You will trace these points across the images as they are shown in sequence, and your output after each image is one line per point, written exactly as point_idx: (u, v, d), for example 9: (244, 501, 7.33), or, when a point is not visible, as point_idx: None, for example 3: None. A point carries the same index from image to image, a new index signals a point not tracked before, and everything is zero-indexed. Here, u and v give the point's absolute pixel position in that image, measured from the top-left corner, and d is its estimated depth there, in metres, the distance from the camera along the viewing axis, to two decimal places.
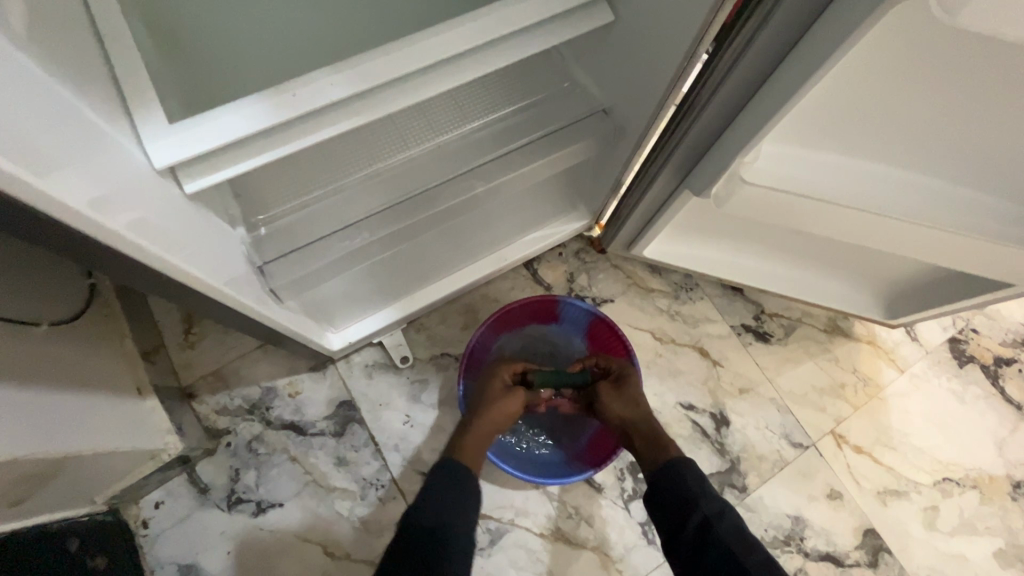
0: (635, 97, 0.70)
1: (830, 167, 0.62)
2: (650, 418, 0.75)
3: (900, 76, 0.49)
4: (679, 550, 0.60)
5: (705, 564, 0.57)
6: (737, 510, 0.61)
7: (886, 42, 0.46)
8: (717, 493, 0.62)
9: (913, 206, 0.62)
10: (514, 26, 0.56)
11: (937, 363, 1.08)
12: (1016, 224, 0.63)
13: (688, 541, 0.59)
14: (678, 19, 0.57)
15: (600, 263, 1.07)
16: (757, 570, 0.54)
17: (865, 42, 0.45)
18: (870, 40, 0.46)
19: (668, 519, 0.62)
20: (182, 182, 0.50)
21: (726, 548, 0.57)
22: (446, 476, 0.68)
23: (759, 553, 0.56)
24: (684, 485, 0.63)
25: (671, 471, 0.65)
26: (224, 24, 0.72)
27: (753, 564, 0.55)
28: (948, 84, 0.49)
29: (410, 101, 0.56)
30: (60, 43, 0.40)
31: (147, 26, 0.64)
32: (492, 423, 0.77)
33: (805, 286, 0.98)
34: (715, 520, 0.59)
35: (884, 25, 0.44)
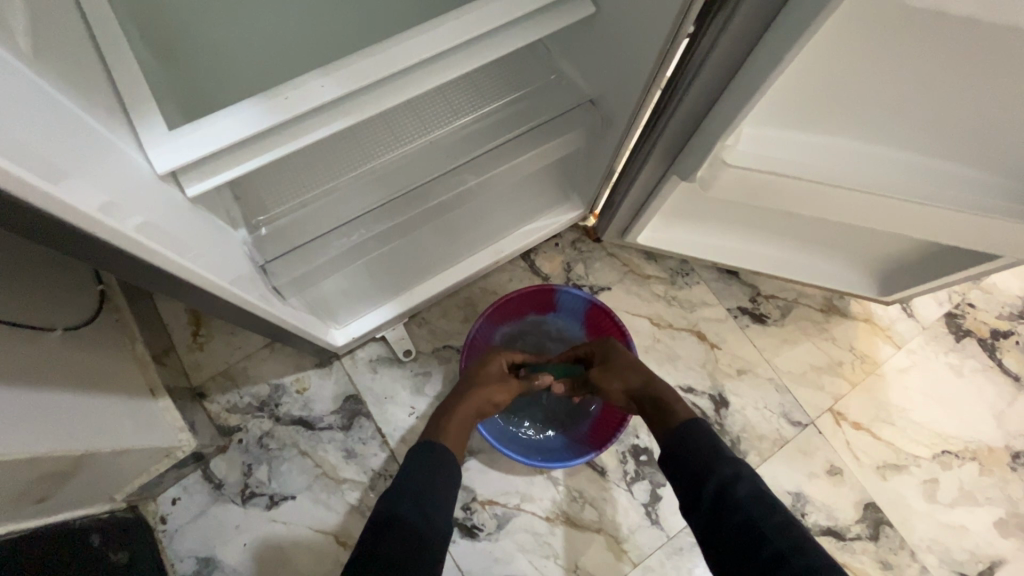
0: (620, 86, 0.71)
1: (812, 147, 0.64)
2: (653, 384, 0.76)
3: (874, 53, 0.51)
4: (697, 515, 0.61)
5: (725, 527, 0.57)
6: (754, 474, 0.60)
7: (854, 23, 0.47)
8: (735, 457, 0.62)
9: (895, 183, 0.63)
10: (496, 22, 0.58)
11: (934, 338, 1.09)
12: (995, 196, 0.64)
13: (706, 507, 0.60)
14: (655, 9, 0.59)
15: (596, 253, 1.09)
16: (775, 534, 0.54)
17: (832, 22, 0.47)
18: (838, 21, 0.47)
19: (685, 485, 0.63)
20: (184, 186, 0.52)
21: (743, 512, 0.57)
22: (435, 463, 0.69)
23: (778, 515, 0.56)
24: (700, 451, 0.63)
25: (684, 437, 0.66)
26: (216, 32, 0.74)
27: (771, 528, 0.55)
28: (918, 60, 0.50)
29: (397, 100, 0.58)
30: (63, 59, 0.42)
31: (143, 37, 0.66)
32: (476, 403, 0.79)
33: (799, 267, 0.99)
34: (732, 484, 0.59)
35: (848, 7, 0.45)
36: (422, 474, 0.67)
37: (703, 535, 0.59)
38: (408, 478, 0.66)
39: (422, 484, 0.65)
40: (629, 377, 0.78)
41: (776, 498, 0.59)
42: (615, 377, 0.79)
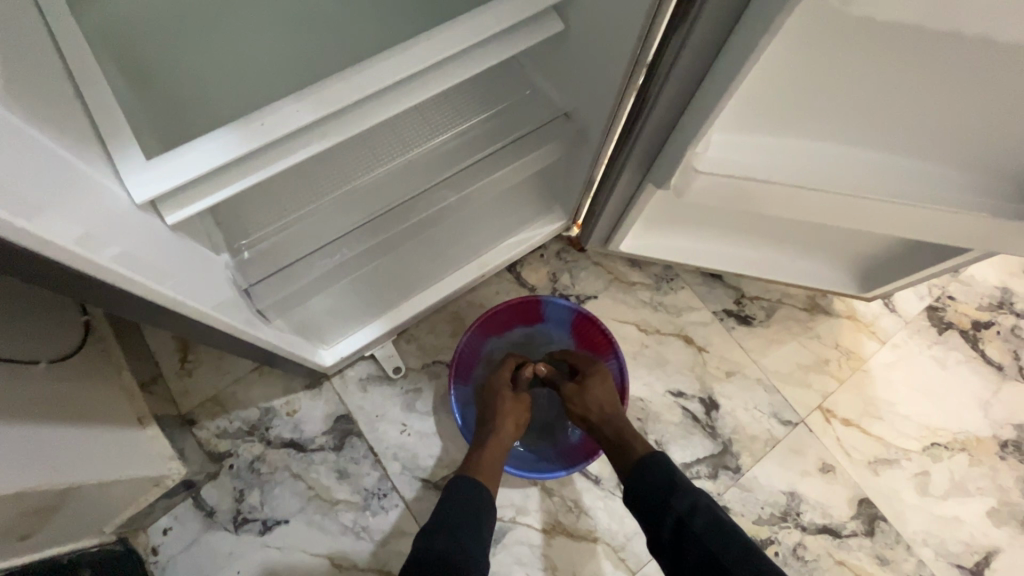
0: (593, 98, 0.73)
1: (781, 152, 0.65)
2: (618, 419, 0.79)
3: (830, 57, 0.53)
4: (661, 548, 0.64)
5: (686, 562, 0.60)
6: (711, 504, 0.63)
7: (806, 32, 0.50)
8: (691, 489, 0.65)
9: (861, 183, 0.65)
10: (467, 40, 0.59)
11: (917, 332, 1.11)
12: (959, 191, 0.66)
13: (667, 541, 0.63)
14: (621, 24, 0.60)
15: (581, 262, 1.10)
16: (735, 565, 0.57)
17: (784, 32, 0.49)
18: (790, 31, 0.49)
19: (645, 521, 0.66)
20: (164, 215, 0.53)
21: (703, 546, 0.60)
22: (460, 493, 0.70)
23: (736, 546, 0.59)
24: (659, 485, 0.67)
25: (641, 473, 0.69)
26: (188, 58, 0.74)
27: (730, 561, 0.58)
28: (871, 63, 0.53)
29: (373, 120, 0.59)
30: (39, 97, 0.43)
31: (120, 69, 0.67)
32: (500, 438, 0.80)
33: (781, 267, 1.00)
34: (688, 518, 0.62)
35: (795, 19, 0.48)
36: (460, 507, 0.68)
37: (669, 567, 0.62)
38: (440, 515, 0.67)
39: (460, 517, 0.66)
40: (592, 411, 0.81)
41: (735, 526, 0.62)
42: (578, 404, 0.82)
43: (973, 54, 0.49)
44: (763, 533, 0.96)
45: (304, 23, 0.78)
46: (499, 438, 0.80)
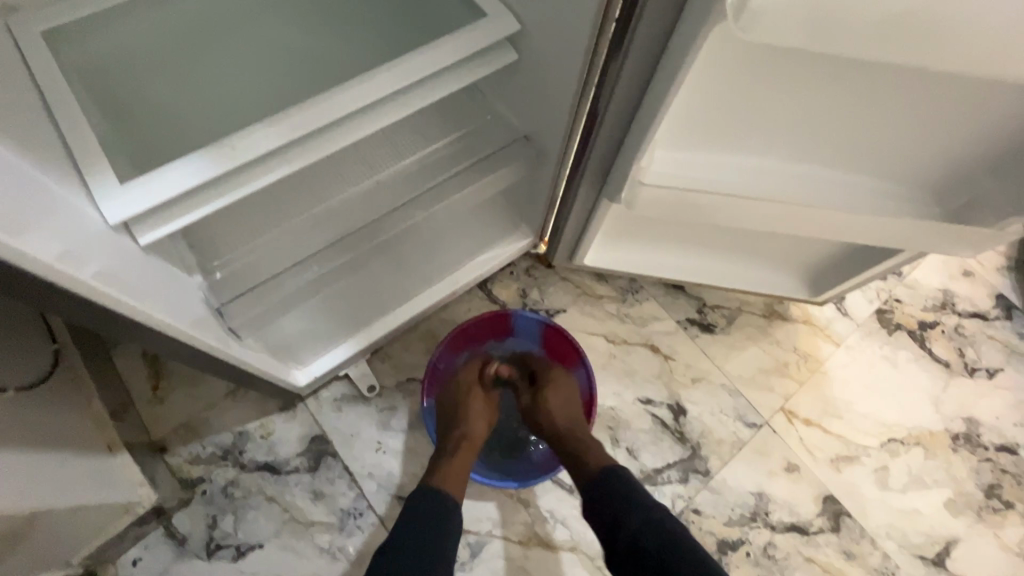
0: (549, 119, 0.78)
1: (722, 166, 0.71)
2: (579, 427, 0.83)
3: (750, 74, 0.59)
4: (616, 557, 0.66)
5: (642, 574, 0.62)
6: (673, 520, 0.65)
7: (725, 53, 0.56)
8: (651, 504, 0.67)
9: (797, 190, 0.71)
10: (427, 68, 0.64)
11: (868, 333, 1.17)
12: (885, 197, 0.73)
13: (623, 551, 0.65)
14: (567, 52, 0.66)
15: (550, 278, 1.14)
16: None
17: (706, 51, 0.55)
18: (710, 51, 0.56)
19: (604, 539, 0.68)
20: (136, 235, 0.55)
21: (657, 560, 0.62)
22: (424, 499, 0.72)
23: (691, 555, 0.61)
24: (617, 499, 0.69)
25: (601, 485, 0.72)
26: (168, 80, 0.75)
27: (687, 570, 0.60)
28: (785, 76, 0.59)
29: (341, 143, 0.63)
30: (16, 128, 0.46)
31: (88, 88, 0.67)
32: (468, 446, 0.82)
33: (738, 275, 1.06)
34: (643, 531, 0.65)
35: (712, 41, 0.54)
36: (422, 512, 0.70)
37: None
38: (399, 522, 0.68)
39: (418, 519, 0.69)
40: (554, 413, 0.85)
41: (694, 539, 0.64)
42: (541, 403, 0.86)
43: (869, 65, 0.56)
44: (733, 534, 0.99)
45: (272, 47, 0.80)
46: (468, 446, 0.83)
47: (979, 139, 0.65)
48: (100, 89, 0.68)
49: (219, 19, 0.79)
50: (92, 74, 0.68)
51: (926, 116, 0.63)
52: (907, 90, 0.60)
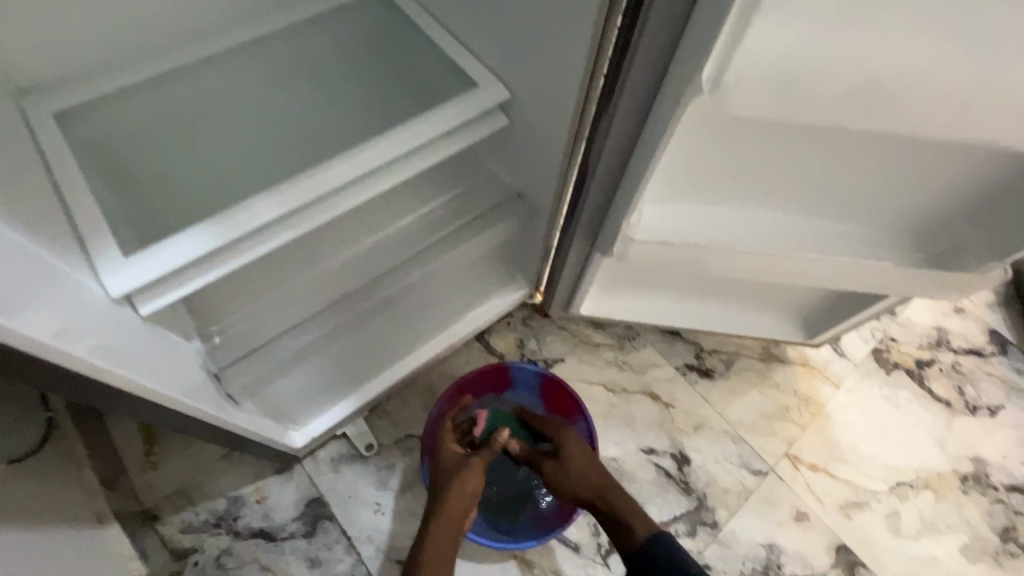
0: (540, 178, 0.81)
1: (709, 218, 0.73)
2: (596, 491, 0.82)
3: (728, 134, 0.62)
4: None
5: None
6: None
7: (704, 118, 0.59)
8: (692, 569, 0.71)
9: (783, 240, 0.73)
10: (422, 138, 0.68)
11: (867, 373, 1.17)
12: (872, 243, 0.74)
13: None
14: (556, 117, 0.70)
15: (547, 327, 1.15)
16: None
17: (688, 117, 0.58)
18: (691, 117, 0.59)
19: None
20: (138, 305, 0.56)
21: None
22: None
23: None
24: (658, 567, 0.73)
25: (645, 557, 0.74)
26: (175, 150, 0.77)
27: None
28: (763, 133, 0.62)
29: (338, 210, 0.65)
30: (28, 212, 0.48)
31: (89, 151, 0.68)
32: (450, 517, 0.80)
33: (732, 320, 1.07)
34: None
35: (691, 112, 0.57)
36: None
37: None
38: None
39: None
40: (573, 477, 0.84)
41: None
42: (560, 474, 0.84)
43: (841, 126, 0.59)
44: None
45: (272, 117, 0.84)
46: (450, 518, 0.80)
47: (953, 189, 0.68)
48: (107, 162, 0.70)
49: (224, 89, 0.82)
50: (100, 148, 0.70)
51: (900, 170, 0.66)
52: (877, 148, 0.63)
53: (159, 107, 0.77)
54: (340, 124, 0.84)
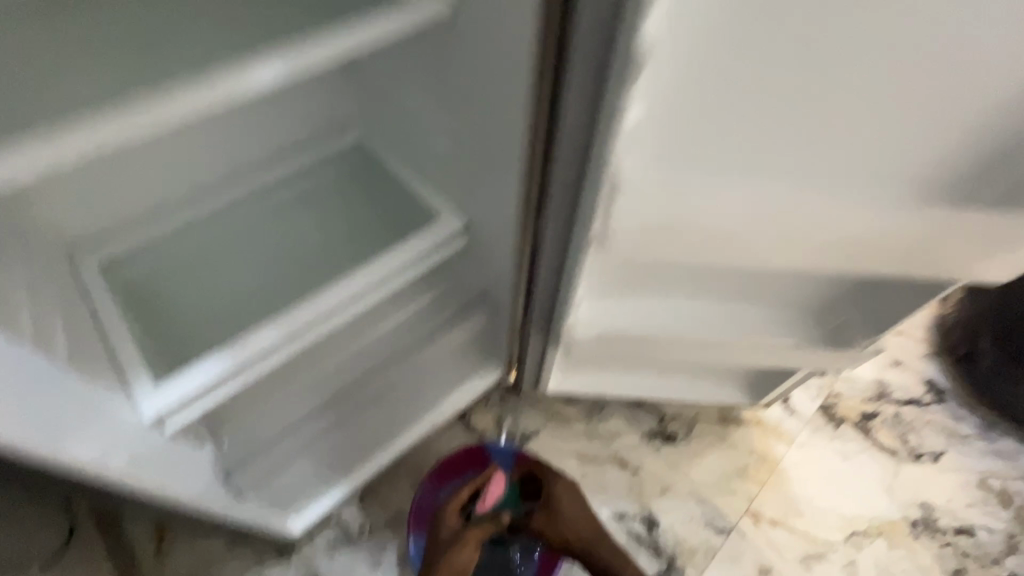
0: (498, 284, 0.96)
1: (638, 312, 0.88)
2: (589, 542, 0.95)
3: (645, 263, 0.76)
4: None
5: None
6: None
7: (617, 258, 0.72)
8: None
9: (701, 328, 0.87)
10: (393, 267, 0.83)
11: (816, 429, 1.29)
12: (777, 323, 0.88)
13: None
14: (504, 240, 0.84)
15: (521, 404, 1.27)
16: None
17: (599, 261, 0.72)
18: (603, 260, 0.72)
19: None
20: (164, 424, 0.69)
21: None
22: None
23: None
24: None
25: None
26: (186, 278, 0.90)
27: None
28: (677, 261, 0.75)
29: (326, 328, 0.80)
30: (86, 364, 0.61)
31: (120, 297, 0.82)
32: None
33: (686, 389, 1.19)
34: None
35: (599, 256, 0.71)
36: None
37: None
38: None
39: None
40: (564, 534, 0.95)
41: None
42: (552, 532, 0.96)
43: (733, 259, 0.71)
44: None
45: (268, 239, 0.95)
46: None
47: (831, 281, 0.83)
48: (131, 299, 0.84)
49: (228, 220, 0.95)
50: (125, 289, 0.85)
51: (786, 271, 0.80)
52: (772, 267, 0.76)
53: (176, 247, 0.91)
54: (325, 243, 0.96)
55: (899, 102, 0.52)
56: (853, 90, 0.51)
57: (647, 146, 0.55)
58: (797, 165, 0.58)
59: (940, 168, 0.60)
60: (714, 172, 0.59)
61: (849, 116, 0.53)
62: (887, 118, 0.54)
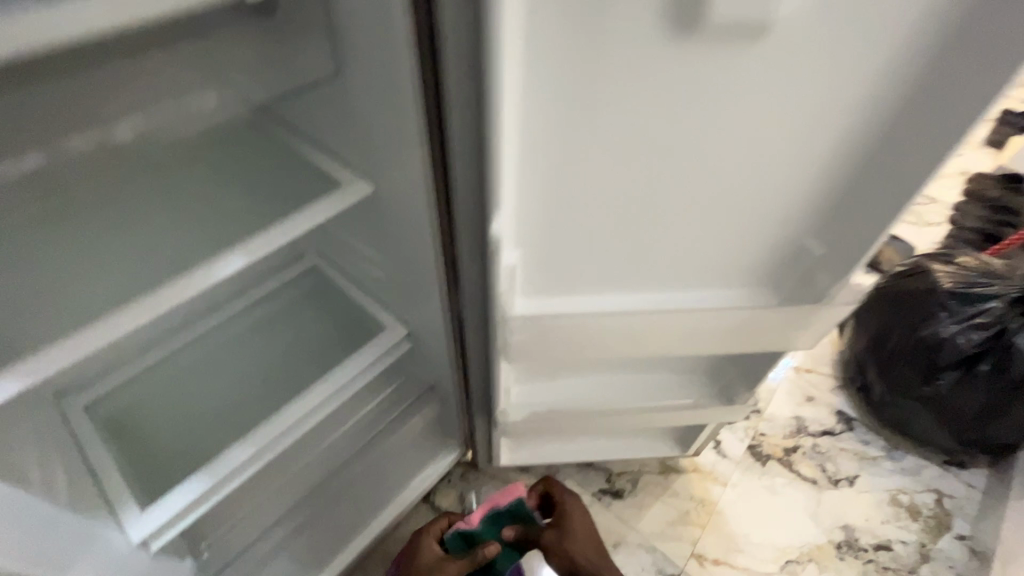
0: (443, 378, 1.10)
1: (558, 389, 1.06)
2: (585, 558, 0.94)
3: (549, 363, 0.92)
4: None
5: None
6: None
7: (524, 362, 0.87)
8: None
9: (612, 399, 1.04)
10: (346, 376, 0.96)
11: (746, 468, 1.44)
12: (676, 387, 1.06)
13: None
14: (438, 345, 0.99)
15: (481, 479, 1.38)
16: None
17: (509, 361, 0.87)
18: (513, 361, 0.87)
19: None
20: (150, 543, 0.78)
21: None
22: None
23: None
24: None
25: None
26: (164, 408, 1.01)
27: None
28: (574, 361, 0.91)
29: (290, 437, 0.92)
30: (83, 504, 0.71)
31: (105, 433, 0.92)
32: None
33: (625, 447, 1.32)
34: None
35: (508, 359, 0.86)
36: None
37: None
38: None
39: None
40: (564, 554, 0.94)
41: None
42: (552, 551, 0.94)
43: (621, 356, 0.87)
44: None
45: (234, 364, 1.08)
46: None
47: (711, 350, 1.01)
48: (118, 431, 0.95)
49: (198, 354, 1.08)
50: (112, 423, 0.95)
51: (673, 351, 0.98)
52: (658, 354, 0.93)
53: (158, 380, 1.04)
54: (285, 361, 1.08)
55: (700, 243, 0.73)
56: (655, 237, 0.71)
57: (518, 280, 0.76)
58: (638, 285, 0.78)
59: (756, 279, 0.80)
60: (575, 295, 0.78)
61: (659, 250, 0.73)
62: (696, 250, 0.74)
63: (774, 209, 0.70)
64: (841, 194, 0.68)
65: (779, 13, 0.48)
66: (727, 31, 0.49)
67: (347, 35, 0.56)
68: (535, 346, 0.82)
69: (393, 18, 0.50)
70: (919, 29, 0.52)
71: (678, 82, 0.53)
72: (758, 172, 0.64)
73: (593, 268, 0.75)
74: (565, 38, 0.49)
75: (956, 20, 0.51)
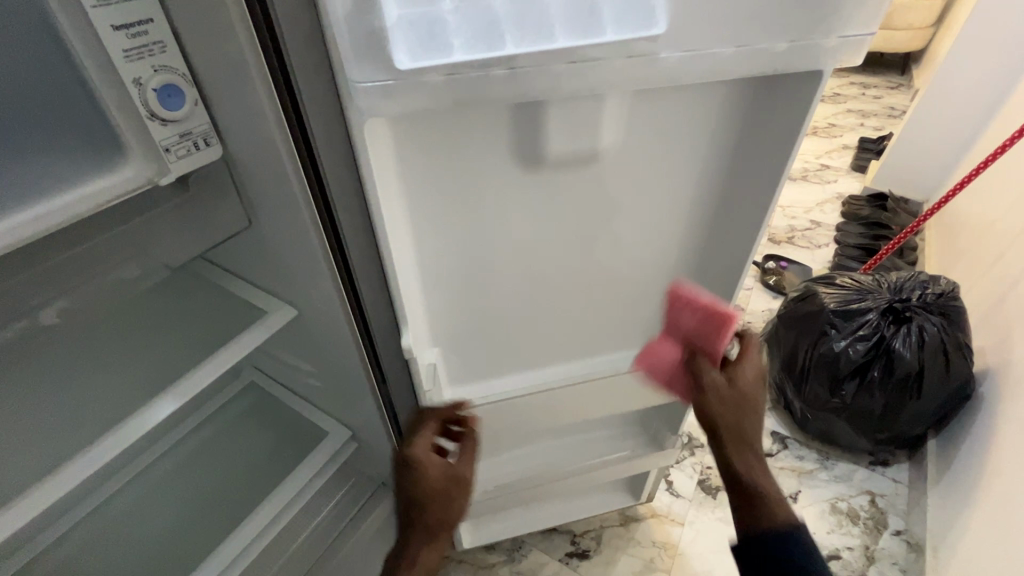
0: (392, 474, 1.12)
1: (502, 461, 1.14)
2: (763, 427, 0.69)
3: (486, 443, 0.98)
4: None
5: None
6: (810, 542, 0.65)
7: (461, 448, 0.93)
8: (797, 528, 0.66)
9: (552, 465, 1.12)
10: (295, 489, 0.98)
11: (700, 504, 1.51)
12: (608, 442, 1.15)
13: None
14: (381, 445, 1.02)
15: (449, 566, 1.38)
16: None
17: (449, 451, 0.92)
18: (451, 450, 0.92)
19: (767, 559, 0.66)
20: None
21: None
22: None
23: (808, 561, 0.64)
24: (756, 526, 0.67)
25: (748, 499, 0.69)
26: (106, 556, 0.95)
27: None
28: (508, 439, 0.98)
29: (243, 562, 0.90)
30: None
31: None
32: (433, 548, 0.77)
33: (582, 506, 1.37)
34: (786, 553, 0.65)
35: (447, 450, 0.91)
36: None
37: None
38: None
39: None
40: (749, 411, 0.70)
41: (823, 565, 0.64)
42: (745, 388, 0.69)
43: (545, 425, 0.95)
44: None
45: (175, 499, 1.05)
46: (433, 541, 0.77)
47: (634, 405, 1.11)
48: None
49: (136, 496, 1.05)
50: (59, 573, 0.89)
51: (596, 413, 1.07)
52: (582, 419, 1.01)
53: (97, 526, 0.99)
54: (230, 486, 1.07)
55: (591, 317, 0.89)
56: (548, 316, 0.87)
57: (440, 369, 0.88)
58: (542, 356, 0.93)
59: (641, 335, 0.95)
60: (491, 373, 0.92)
61: (551, 325, 0.88)
62: (585, 319, 0.89)
63: (639, 278, 0.85)
64: (686, 262, 0.85)
65: (602, 145, 0.64)
66: (564, 160, 0.65)
67: (256, 200, 0.65)
68: (467, 433, 0.89)
69: (295, 191, 0.61)
70: (707, 140, 0.69)
71: (534, 200, 0.70)
72: (616, 255, 0.80)
73: (502, 349, 0.89)
74: (433, 197, 0.66)
75: (725, 132, 0.69)
